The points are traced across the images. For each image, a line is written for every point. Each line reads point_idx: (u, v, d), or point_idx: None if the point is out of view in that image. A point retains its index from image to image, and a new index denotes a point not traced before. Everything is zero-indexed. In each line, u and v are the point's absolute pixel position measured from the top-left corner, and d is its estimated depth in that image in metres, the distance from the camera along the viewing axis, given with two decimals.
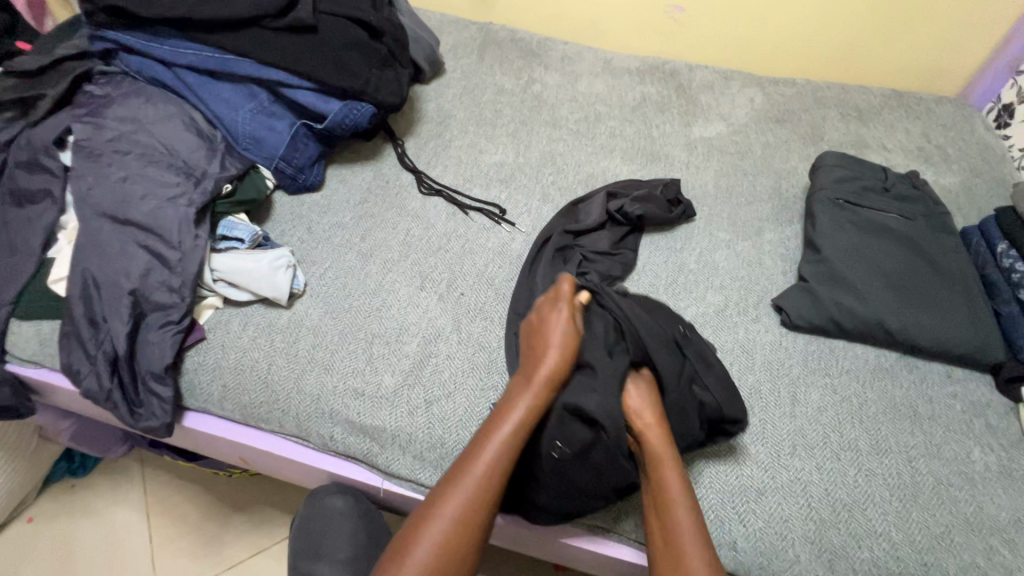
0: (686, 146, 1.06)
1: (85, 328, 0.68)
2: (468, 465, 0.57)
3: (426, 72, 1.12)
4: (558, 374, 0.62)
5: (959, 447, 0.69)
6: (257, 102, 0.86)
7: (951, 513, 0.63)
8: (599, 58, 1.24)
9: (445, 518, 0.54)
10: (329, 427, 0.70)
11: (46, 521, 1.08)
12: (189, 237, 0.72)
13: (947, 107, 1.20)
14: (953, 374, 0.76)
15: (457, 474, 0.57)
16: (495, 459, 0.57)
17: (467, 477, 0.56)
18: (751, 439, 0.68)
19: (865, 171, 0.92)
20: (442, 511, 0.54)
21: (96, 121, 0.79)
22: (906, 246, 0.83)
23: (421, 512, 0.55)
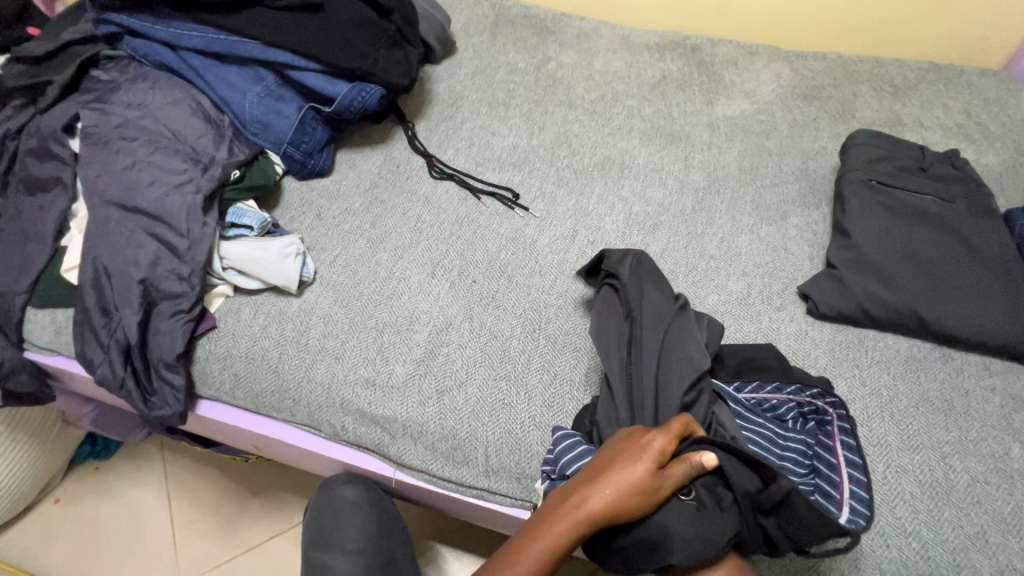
0: (708, 125, 1.01)
1: (97, 317, 0.68)
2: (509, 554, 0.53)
3: (437, 51, 1.08)
4: (666, 449, 0.53)
5: (996, 444, 0.65)
6: (264, 85, 0.84)
7: (986, 513, 0.60)
8: (617, 34, 1.19)
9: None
10: (340, 417, 0.70)
11: (73, 502, 1.11)
12: (197, 224, 0.71)
13: (990, 80, 1.12)
14: (991, 366, 0.72)
15: (502, 556, 0.53)
16: (546, 548, 0.52)
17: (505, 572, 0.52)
18: None
19: (900, 151, 0.87)
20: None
21: (103, 107, 0.78)
22: (944, 230, 0.78)
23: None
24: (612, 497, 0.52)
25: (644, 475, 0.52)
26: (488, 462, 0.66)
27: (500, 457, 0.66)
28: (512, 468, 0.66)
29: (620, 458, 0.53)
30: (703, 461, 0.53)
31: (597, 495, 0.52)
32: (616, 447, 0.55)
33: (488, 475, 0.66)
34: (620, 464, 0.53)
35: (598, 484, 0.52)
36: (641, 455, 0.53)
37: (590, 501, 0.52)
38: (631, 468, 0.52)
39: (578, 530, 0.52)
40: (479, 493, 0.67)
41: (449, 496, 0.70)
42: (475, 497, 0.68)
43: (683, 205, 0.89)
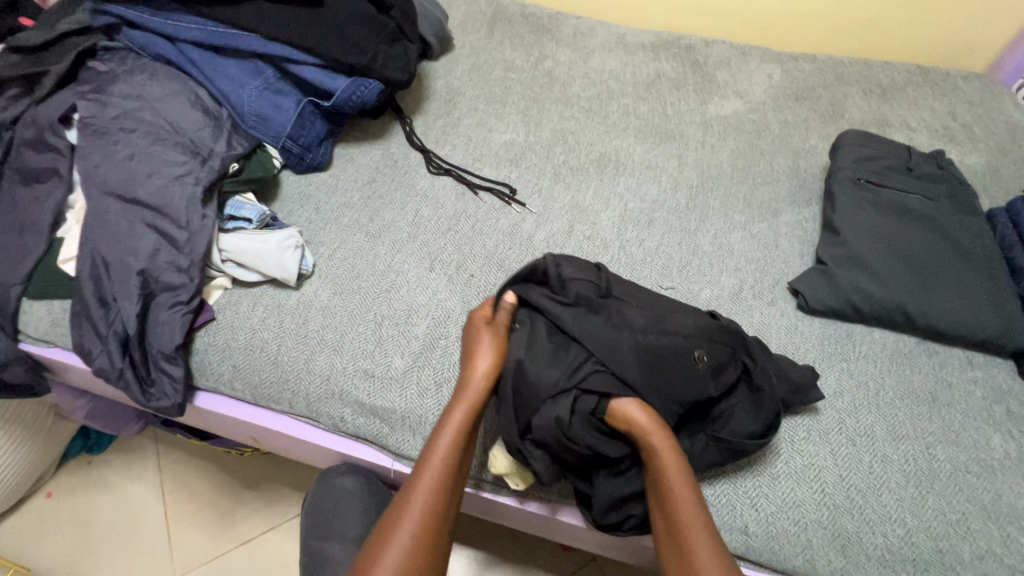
0: (701, 124, 1.03)
1: (95, 308, 0.68)
2: (415, 477, 0.57)
3: (434, 48, 1.09)
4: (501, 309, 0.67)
5: (977, 435, 0.67)
6: (263, 79, 0.84)
7: (967, 500, 0.62)
8: (612, 33, 1.20)
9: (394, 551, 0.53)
10: (339, 409, 0.70)
11: (65, 496, 1.10)
12: (197, 216, 0.72)
13: (975, 83, 1.15)
14: (973, 359, 0.74)
15: (406, 486, 0.56)
16: (455, 430, 0.58)
17: (415, 492, 0.56)
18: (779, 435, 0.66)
19: (887, 150, 0.89)
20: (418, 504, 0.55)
21: (101, 98, 0.78)
22: (929, 228, 0.80)
23: (374, 544, 0.54)
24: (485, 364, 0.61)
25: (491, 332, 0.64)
26: (486, 453, 0.67)
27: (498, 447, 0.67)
28: None
29: (474, 334, 0.64)
30: (509, 299, 0.67)
31: (474, 369, 0.61)
32: (467, 335, 0.66)
33: (486, 465, 0.67)
34: (479, 337, 0.64)
35: (469, 362, 0.62)
36: (480, 326, 0.65)
37: (470, 376, 0.61)
38: (484, 335, 0.64)
39: (465, 421, 0.59)
40: (477, 483, 0.68)
41: None
42: (472, 488, 0.69)
43: (678, 202, 0.91)
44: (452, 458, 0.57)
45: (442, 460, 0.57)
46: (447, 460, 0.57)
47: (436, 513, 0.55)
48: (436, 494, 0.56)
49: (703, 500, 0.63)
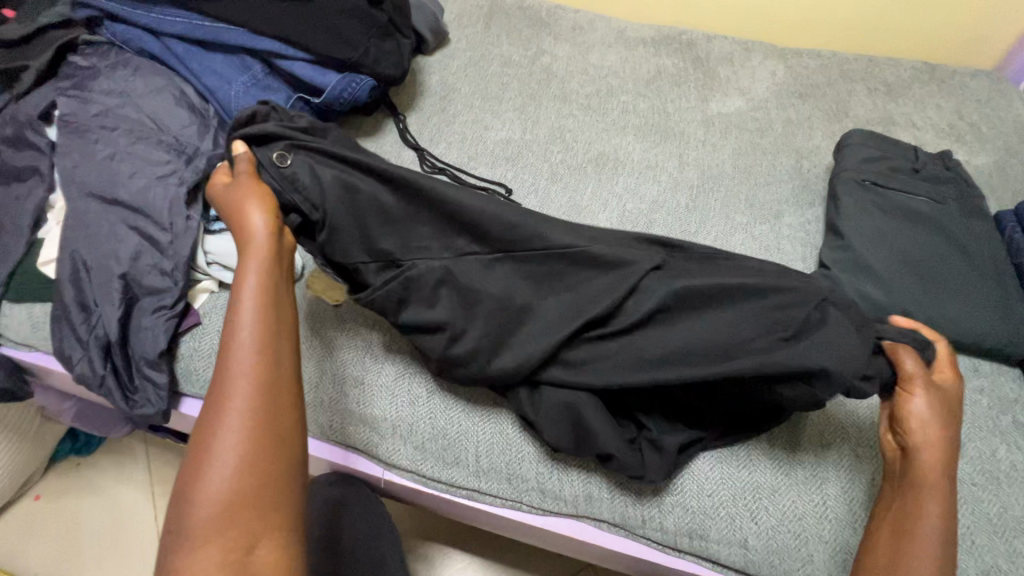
0: (703, 122, 1.01)
1: (76, 313, 0.66)
2: (223, 361, 0.49)
3: (429, 42, 1.06)
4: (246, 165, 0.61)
5: (983, 446, 0.65)
6: (251, 74, 0.82)
7: (972, 514, 0.61)
8: (612, 28, 1.18)
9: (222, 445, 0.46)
10: (328, 417, 0.68)
11: (54, 498, 1.09)
12: (180, 218, 0.69)
13: (983, 81, 1.12)
14: (979, 367, 0.72)
15: (217, 377, 0.49)
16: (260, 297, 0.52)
17: (224, 376, 0.49)
18: (781, 446, 0.64)
19: (894, 151, 0.86)
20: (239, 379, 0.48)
21: (82, 94, 0.76)
22: (936, 231, 0.78)
23: (195, 450, 0.47)
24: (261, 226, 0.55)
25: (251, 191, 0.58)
26: (478, 462, 0.65)
27: (490, 457, 0.65)
28: (502, 468, 0.65)
29: (244, 200, 0.57)
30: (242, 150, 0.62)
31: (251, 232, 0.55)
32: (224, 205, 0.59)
33: (478, 475, 0.65)
34: (244, 202, 0.57)
35: (245, 227, 0.55)
36: (260, 191, 0.58)
37: (251, 239, 0.55)
38: (251, 200, 0.57)
39: (263, 275, 0.53)
40: (469, 494, 0.66)
41: (439, 497, 0.69)
42: (464, 498, 0.67)
43: (678, 203, 0.88)
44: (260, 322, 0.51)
45: (249, 323, 0.50)
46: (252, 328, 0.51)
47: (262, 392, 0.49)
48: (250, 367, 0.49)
49: (703, 512, 0.61)
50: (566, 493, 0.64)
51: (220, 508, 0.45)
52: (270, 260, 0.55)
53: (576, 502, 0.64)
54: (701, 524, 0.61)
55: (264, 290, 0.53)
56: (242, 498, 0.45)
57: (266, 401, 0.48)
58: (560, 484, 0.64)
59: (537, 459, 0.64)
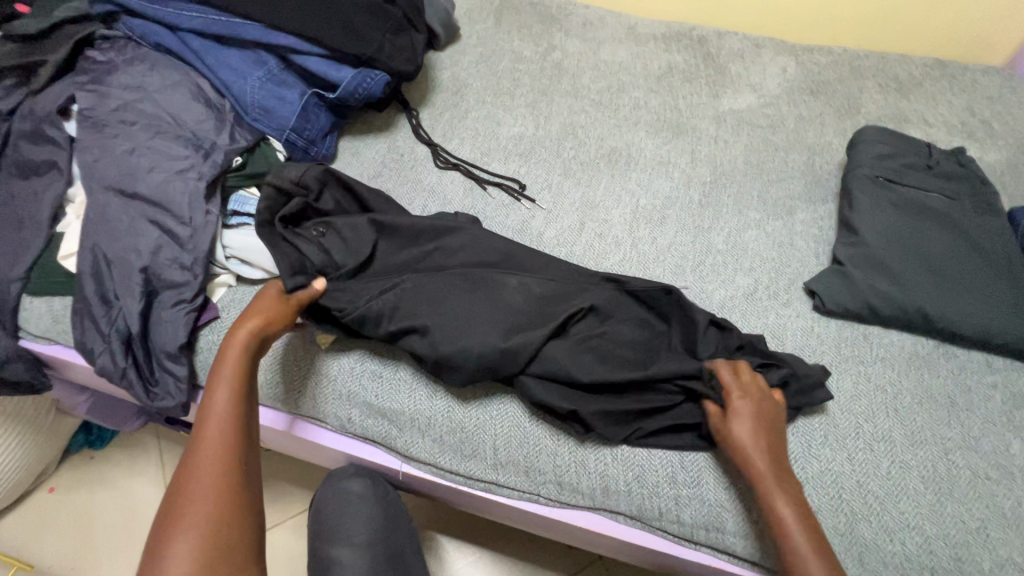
0: (714, 118, 1.01)
1: (97, 306, 0.66)
2: (195, 441, 0.54)
3: (441, 38, 1.06)
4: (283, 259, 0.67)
5: (997, 441, 0.66)
6: (266, 70, 0.82)
7: (987, 508, 0.61)
8: (623, 24, 1.18)
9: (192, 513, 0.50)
10: (347, 409, 0.69)
11: (69, 491, 1.10)
12: (200, 212, 0.70)
13: (994, 77, 1.12)
14: (992, 363, 0.72)
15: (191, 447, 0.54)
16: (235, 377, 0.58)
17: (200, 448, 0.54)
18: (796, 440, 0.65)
19: (906, 147, 0.87)
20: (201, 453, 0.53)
21: (100, 89, 0.76)
22: (949, 228, 0.78)
23: (165, 513, 0.51)
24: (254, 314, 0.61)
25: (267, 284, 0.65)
26: (496, 455, 0.66)
27: (508, 450, 0.65)
28: (519, 461, 0.65)
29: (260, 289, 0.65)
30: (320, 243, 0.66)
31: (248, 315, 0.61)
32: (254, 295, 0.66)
33: (496, 468, 0.66)
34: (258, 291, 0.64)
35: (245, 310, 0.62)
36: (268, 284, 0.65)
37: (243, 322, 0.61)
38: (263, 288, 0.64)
39: (242, 360, 0.58)
40: (487, 486, 0.67)
41: (456, 490, 0.70)
42: (481, 491, 0.68)
43: (691, 199, 0.89)
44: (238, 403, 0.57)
45: (222, 408, 0.56)
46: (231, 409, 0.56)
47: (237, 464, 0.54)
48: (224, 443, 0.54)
49: (719, 505, 0.62)
50: (584, 486, 0.64)
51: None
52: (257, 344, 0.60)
53: (594, 494, 0.64)
54: (718, 517, 0.61)
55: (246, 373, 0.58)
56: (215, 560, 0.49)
57: (233, 477, 0.53)
58: (577, 477, 0.64)
59: (555, 452, 0.65)
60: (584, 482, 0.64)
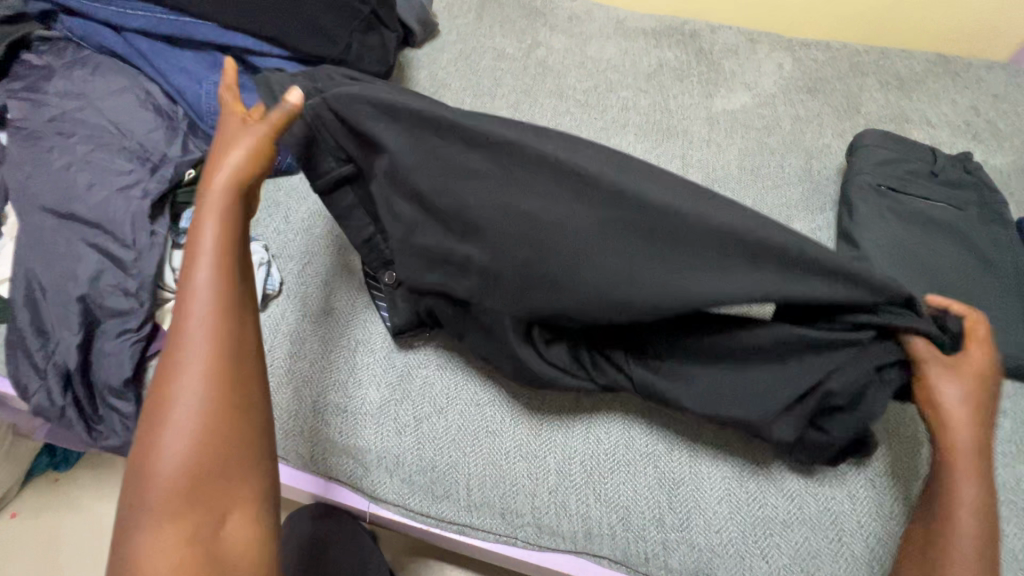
0: (707, 120, 0.95)
1: (32, 339, 0.60)
2: (180, 318, 0.45)
3: (417, 34, 0.99)
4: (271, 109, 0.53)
5: (1007, 474, 0.61)
6: (222, 73, 0.75)
7: (997, 550, 0.57)
8: (611, 18, 1.11)
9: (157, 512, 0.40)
10: (308, 447, 0.64)
11: (32, 515, 1.05)
12: (145, 233, 0.64)
13: (1000, 73, 1.07)
14: (1002, 387, 0.68)
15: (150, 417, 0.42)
16: (223, 234, 0.47)
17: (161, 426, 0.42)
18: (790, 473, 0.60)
19: (911, 153, 0.81)
20: (190, 340, 0.44)
21: (37, 97, 0.70)
22: (955, 241, 0.73)
23: (142, 440, 0.42)
24: (241, 148, 0.50)
25: (233, 124, 0.52)
26: (470, 496, 0.61)
27: (482, 491, 0.61)
28: (495, 502, 0.60)
29: (229, 131, 0.52)
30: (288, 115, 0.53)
31: (218, 161, 0.50)
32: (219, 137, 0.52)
33: (470, 510, 0.61)
34: (236, 129, 0.52)
35: (220, 157, 0.50)
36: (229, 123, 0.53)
37: (218, 170, 0.49)
38: (230, 126, 0.52)
39: (234, 220, 0.49)
40: (461, 528, 0.62)
41: (429, 530, 0.65)
42: (455, 533, 0.63)
43: None
44: (219, 324, 0.45)
45: (213, 269, 0.46)
46: (206, 356, 0.44)
47: (213, 439, 0.42)
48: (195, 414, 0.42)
49: (708, 550, 0.57)
50: (564, 528, 0.59)
51: (186, 472, 0.41)
52: (229, 267, 0.47)
53: (575, 537, 0.60)
54: (708, 562, 0.57)
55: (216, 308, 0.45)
56: (203, 489, 0.42)
57: (234, 348, 0.45)
58: (557, 520, 0.59)
59: (532, 493, 0.60)
60: (565, 525, 0.59)
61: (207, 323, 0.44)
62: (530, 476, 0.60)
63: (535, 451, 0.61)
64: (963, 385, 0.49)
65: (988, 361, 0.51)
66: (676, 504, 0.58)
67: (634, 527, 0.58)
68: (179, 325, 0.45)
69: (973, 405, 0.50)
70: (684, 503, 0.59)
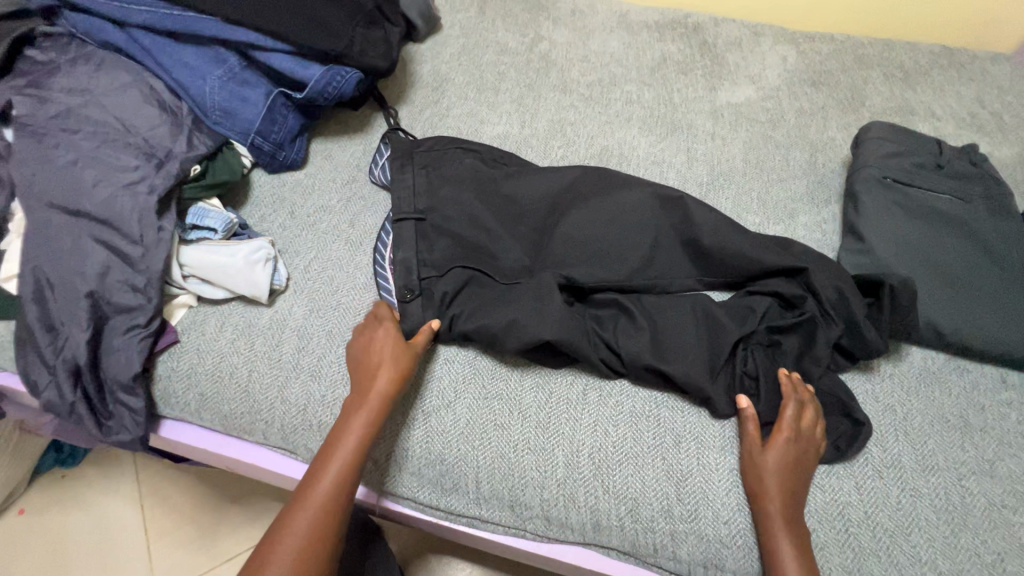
0: (711, 113, 0.95)
1: (40, 335, 0.61)
2: (317, 475, 0.55)
3: (420, 29, 0.99)
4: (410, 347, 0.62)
5: (1014, 464, 0.62)
6: (226, 68, 0.75)
7: (1004, 540, 0.57)
8: (614, 11, 1.11)
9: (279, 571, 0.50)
10: (317, 441, 0.64)
11: (39, 512, 1.05)
12: (151, 229, 0.64)
13: (1005, 66, 1.06)
14: (1007, 378, 0.68)
15: (301, 491, 0.54)
16: (364, 433, 0.57)
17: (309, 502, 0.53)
18: None
19: (916, 145, 0.81)
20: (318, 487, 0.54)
21: (41, 93, 0.69)
22: (961, 233, 0.73)
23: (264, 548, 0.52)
24: (379, 391, 0.59)
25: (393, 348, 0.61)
26: (478, 489, 0.61)
27: (491, 484, 0.61)
28: (504, 495, 0.61)
29: (379, 351, 0.61)
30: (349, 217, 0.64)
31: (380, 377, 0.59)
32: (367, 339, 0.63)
33: (479, 503, 0.61)
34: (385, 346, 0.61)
35: (373, 374, 0.60)
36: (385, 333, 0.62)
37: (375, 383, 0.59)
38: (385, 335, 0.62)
39: (378, 410, 0.58)
40: (470, 521, 0.63)
41: (438, 524, 0.66)
42: (464, 526, 0.63)
43: None
44: (342, 497, 0.54)
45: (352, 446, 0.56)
46: (327, 505, 0.53)
47: None
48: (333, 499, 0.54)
49: (717, 542, 0.57)
50: (573, 520, 0.60)
51: None
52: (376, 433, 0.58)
53: (584, 529, 0.60)
54: (716, 553, 0.57)
55: (378, 421, 0.58)
56: None
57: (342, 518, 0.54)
58: (565, 512, 0.60)
59: (541, 485, 0.60)
60: (574, 517, 0.60)
61: (369, 435, 0.57)
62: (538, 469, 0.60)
63: (543, 444, 0.61)
64: (777, 456, 0.57)
65: (818, 437, 0.59)
66: (684, 495, 0.59)
67: (643, 518, 0.59)
68: (317, 479, 0.54)
69: (787, 467, 0.56)
70: (693, 494, 0.59)
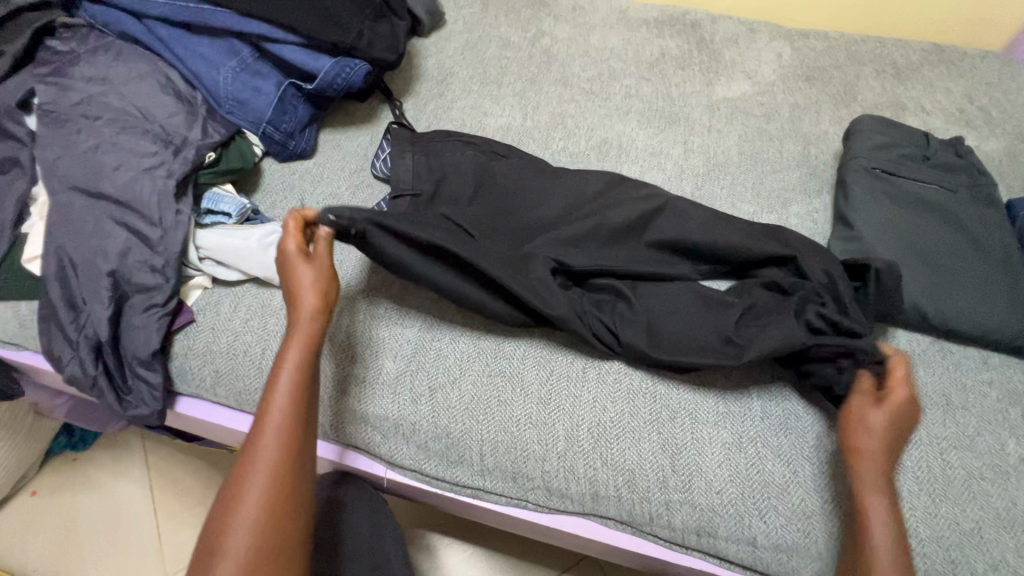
0: (707, 107, 0.98)
1: (64, 312, 0.63)
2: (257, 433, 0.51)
3: (425, 24, 1.02)
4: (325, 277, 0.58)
5: (992, 439, 0.65)
6: (240, 60, 0.78)
7: (981, 509, 0.60)
8: (614, 8, 1.14)
9: (239, 535, 0.46)
10: (328, 416, 0.67)
11: (51, 494, 1.08)
12: (170, 212, 0.66)
13: (993, 63, 1.09)
14: (989, 360, 0.71)
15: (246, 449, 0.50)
16: (295, 374, 0.53)
17: (248, 463, 0.49)
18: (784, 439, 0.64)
19: (905, 138, 0.84)
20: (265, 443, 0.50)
21: (63, 82, 0.72)
22: (946, 221, 0.77)
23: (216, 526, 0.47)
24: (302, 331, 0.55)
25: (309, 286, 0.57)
26: (482, 462, 0.64)
27: (494, 456, 0.64)
28: (507, 467, 0.64)
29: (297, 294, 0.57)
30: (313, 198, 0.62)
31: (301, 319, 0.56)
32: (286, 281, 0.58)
33: (483, 475, 0.64)
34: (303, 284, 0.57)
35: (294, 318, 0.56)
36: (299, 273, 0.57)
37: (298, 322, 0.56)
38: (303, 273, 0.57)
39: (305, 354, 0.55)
40: (474, 492, 0.66)
41: (443, 495, 0.68)
42: (469, 497, 0.66)
43: (683, 192, 0.86)
44: (291, 444, 0.51)
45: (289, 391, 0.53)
46: (277, 461, 0.49)
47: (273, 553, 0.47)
48: (281, 460, 0.50)
49: (710, 510, 0.60)
50: (573, 490, 0.63)
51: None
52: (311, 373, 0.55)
53: (583, 499, 0.63)
54: (710, 521, 0.60)
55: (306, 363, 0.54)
56: None
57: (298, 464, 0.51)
58: (566, 483, 0.63)
59: (543, 457, 0.63)
60: (574, 487, 0.63)
61: (302, 376, 0.54)
62: (540, 441, 0.63)
63: (545, 418, 0.64)
64: (887, 412, 0.56)
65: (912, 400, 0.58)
66: (679, 466, 0.62)
67: (640, 489, 0.62)
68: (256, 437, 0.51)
69: (893, 429, 0.56)
70: (687, 466, 0.62)
